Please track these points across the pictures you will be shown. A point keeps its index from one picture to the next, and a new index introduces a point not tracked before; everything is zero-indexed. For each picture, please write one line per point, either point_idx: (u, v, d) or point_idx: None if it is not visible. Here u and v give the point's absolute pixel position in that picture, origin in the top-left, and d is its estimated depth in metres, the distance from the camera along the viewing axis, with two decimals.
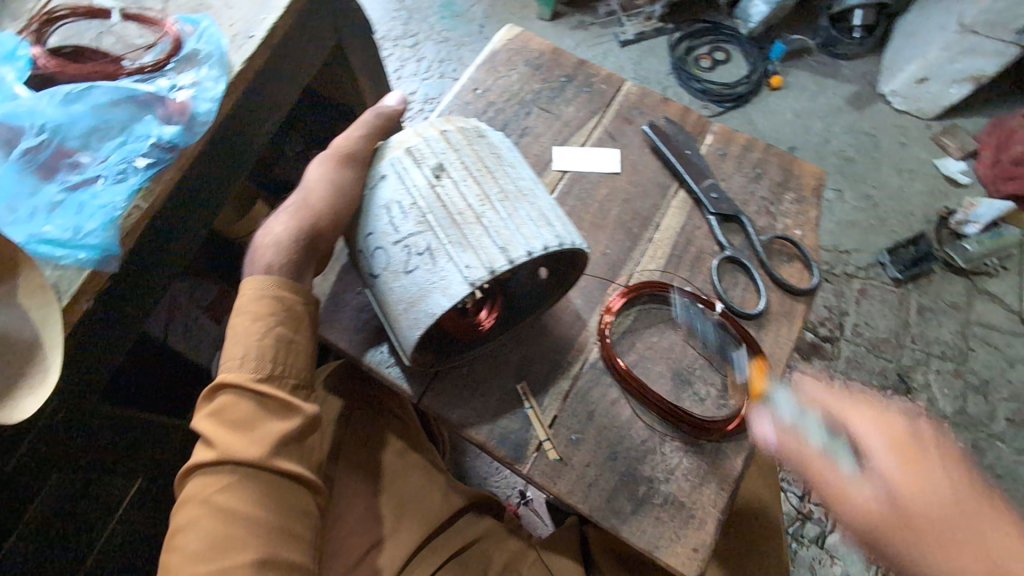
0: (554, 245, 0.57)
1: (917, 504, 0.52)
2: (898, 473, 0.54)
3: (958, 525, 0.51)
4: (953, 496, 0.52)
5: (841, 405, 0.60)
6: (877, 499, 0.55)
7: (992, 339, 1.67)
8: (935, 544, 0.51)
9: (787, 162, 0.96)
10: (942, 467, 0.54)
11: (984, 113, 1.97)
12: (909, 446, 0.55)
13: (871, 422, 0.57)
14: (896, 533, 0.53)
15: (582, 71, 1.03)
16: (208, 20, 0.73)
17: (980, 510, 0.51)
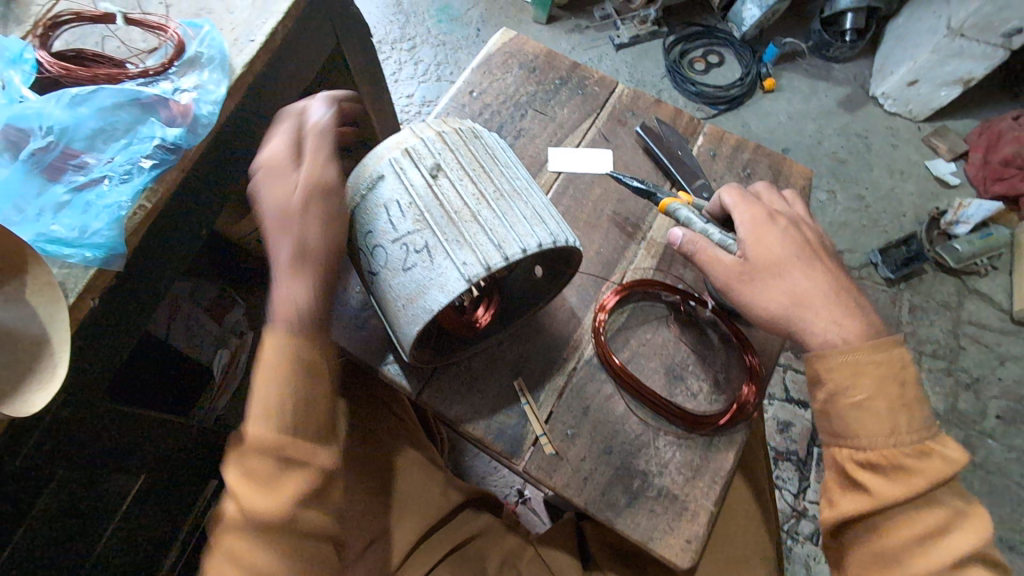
0: (548, 243, 0.59)
1: (757, 257, 0.74)
2: (754, 238, 0.75)
3: (781, 268, 0.73)
4: (784, 256, 0.73)
5: (736, 197, 0.79)
6: (735, 260, 0.75)
7: (982, 338, 1.70)
8: (763, 285, 0.73)
9: (778, 162, 0.98)
10: (784, 239, 0.75)
11: (972, 115, 2.00)
12: (765, 224, 0.76)
13: (749, 209, 0.77)
14: (738, 275, 0.74)
15: (576, 74, 1.05)
16: (209, 25, 0.75)
17: (798, 265, 0.73)
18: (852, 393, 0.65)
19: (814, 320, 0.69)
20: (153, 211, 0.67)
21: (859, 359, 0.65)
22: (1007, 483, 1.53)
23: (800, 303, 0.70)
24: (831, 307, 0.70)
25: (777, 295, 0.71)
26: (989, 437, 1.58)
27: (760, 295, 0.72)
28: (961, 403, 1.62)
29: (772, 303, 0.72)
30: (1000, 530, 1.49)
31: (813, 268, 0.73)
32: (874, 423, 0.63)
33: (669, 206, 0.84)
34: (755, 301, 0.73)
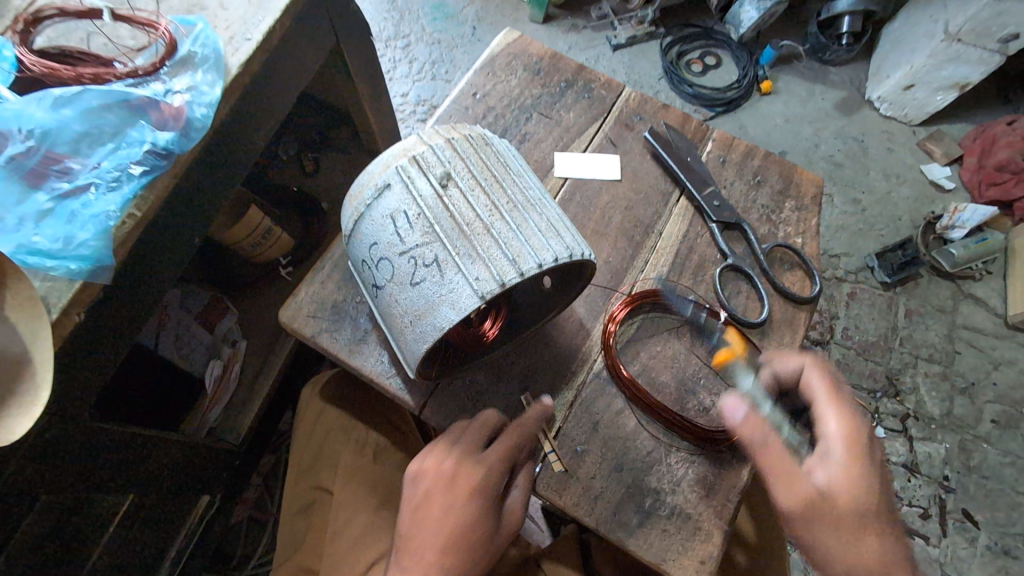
0: (564, 257, 0.56)
1: (845, 494, 0.62)
2: (844, 468, 0.63)
3: (863, 521, 0.61)
4: (874, 499, 0.62)
5: (825, 394, 0.68)
6: (813, 489, 0.62)
7: (978, 342, 1.70)
8: (838, 534, 0.61)
9: (787, 170, 0.96)
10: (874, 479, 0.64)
11: (967, 120, 2.01)
12: (858, 453, 0.64)
13: (842, 418, 0.66)
14: (815, 506, 0.61)
15: (582, 77, 1.02)
16: (202, 23, 0.71)
17: (883, 512, 0.63)
18: None
19: None
20: (144, 220, 0.64)
21: None
22: (1002, 488, 1.53)
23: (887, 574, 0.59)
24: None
25: (859, 552, 0.60)
26: (984, 442, 1.58)
27: (839, 548, 0.60)
28: (957, 407, 1.61)
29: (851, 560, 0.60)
30: (994, 535, 1.49)
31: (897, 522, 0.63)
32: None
33: (725, 362, 0.79)
34: (830, 546, 0.61)
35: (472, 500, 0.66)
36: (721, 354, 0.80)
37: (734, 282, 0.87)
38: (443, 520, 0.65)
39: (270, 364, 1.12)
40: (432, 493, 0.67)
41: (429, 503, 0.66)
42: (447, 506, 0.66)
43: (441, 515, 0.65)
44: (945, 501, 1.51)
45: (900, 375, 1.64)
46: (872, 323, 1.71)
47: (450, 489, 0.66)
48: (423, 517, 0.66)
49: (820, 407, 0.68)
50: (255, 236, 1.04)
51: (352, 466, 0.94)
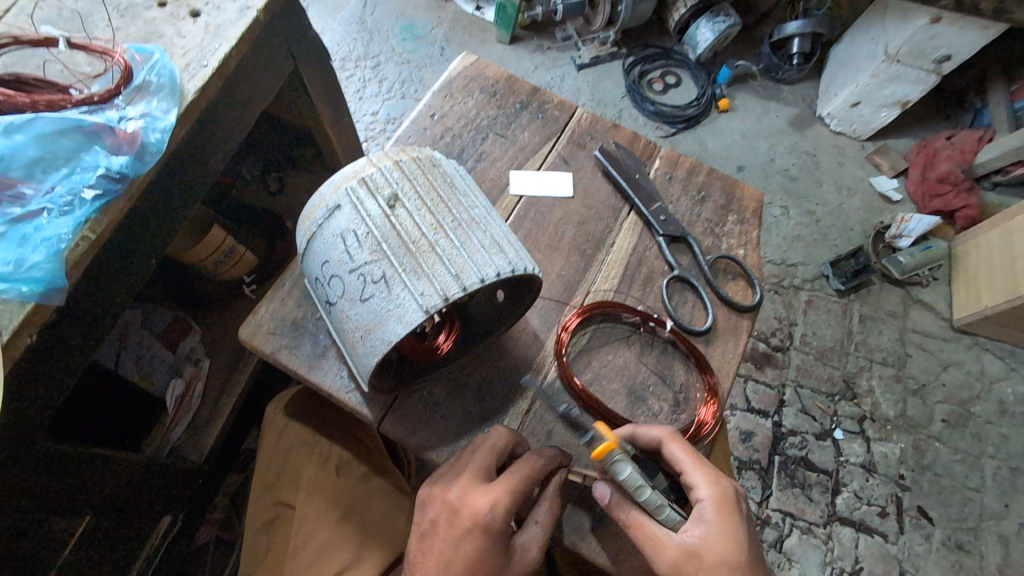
0: (506, 272, 0.59)
1: (713, 556, 0.64)
2: (712, 524, 0.66)
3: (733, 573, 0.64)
4: (741, 557, 0.65)
5: (690, 458, 0.69)
6: (679, 548, 0.64)
7: (927, 345, 1.79)
8: None
9: (730, 185, 1.02)
10: (741, 531, 0.66)
11: (910, 134, 2.12)
12: (727, 508, 0.67)
13: (711, 478, 0.68)
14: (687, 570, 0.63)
15: (536, 98, 1.07)
16: (159, 51, 0.74)
17: (750, 565, 0.65)
18: None
19: None
20: (98, 241, 0.65)
21: None
22: (953, 484, 1.60)
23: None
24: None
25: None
26: (936, 441, 1.65)
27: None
28: (910, 408, 1.69)
29: None
30: (949, 531, 1.55)
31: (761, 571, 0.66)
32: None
33: (606, 455, 0.66)
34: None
35: (470, 536, 0.66)
36: (600, 448, 0.66)
37: (680, 292, 0.92)
38: (443, 550, 0.67)
39: (235, 381, 1.12)
40: (437, 521, 0.68)
41: (433, 533, 0.68)
42: (450, 537, 0.67)
43: (444, 545, 0.67)
44: (901, 499, 1.57)
45: (855, 378, 1.72)
46: (827, 329, 1.78)
47: (453, 521, 0.67)
48: (430, 537, 0.68)
49: (690, 470, 0.69)
50: (218, 254, 1.05)
51: (315, 481, 0.94)
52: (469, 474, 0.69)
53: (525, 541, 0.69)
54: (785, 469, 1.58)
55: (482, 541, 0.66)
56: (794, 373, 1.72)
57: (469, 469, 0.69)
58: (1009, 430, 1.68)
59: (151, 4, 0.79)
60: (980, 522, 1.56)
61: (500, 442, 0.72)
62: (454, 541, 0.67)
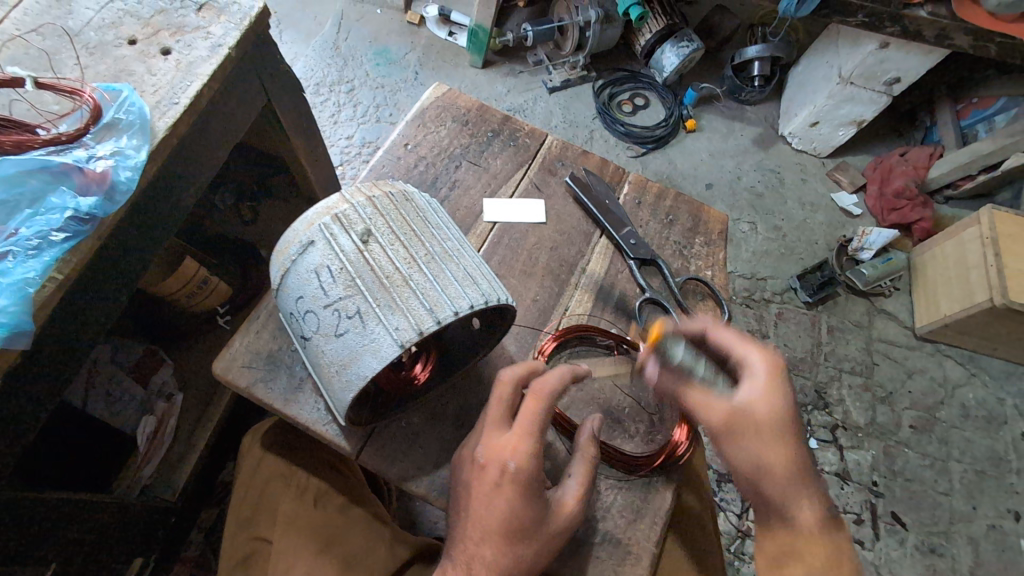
0: (479, 304, 0.60)
1: (761, 411, 0.68)
2: (765, 385, 0.69)
3: (784, 426, 0.67)
4: (793, 413, 0.68)
5: (739, 339, 0.75)
6: (729, 405, 0.69)
7: (892, 354, 1.85)
8: (758, 442, 0.66)
9: (696, 208, 1.06)
10: (792, 394, 0.70)
11: (868, 151, 2.21)
12: (779, 374, 0.71)
13: (765, 353, 0.72)
14: (729, 420, 0.68)
15: (507, 126, 1.09)
16: (128, 90, 0.73)
17: (798, 427, 0.68)
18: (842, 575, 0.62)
19: (804, 507, 0.64)
20: (65, 282, 0.64)
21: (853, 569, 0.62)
22: (923, 489, 1.65)
23: (795, 466, 0.66)
24: (818, 486, 0.66)
25: (773, 454, 0.66)
26: (905, 447, 1.70)
27: (756, 444, 0.66)
28: (879, 415, 1.74)
29: (773, 462, 0.65)
30: (922, 535, 1.59)
31: (808, 430, 0.69)
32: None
33: (658, 338, 0.75)
34: (747, 450, 0.66)
35: (505, 485, 0.66)
36: (653, 333, 0.76)
37: (653, 313, 0.94)
38: (477, 510, 0.67)
39: (208, 416, 1.10)
40: (468, 483, 0.68)
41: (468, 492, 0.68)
42: (482, 495, 0.67)
43: (479, 504, 0.67)
44: (875, 505, 1.61)
45: (826, 388, 1.77)
46: (798, 340, 1.83)
47: (481, 477, 0.67)
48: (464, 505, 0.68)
49: (743, 346, 0.74)
50: (191, 285, 1.03)
51: (293, 513, 0.93)
52: (491, 425, 0.70)
53: (564, 491, 0.70)
54: None
55: (514, 489, 0.66)
56: None
57: (490, 413, 0.71)
58: (972, 434, 1.74)
59: (122, 42, 0.80)
60: (950, 525, 1.61)
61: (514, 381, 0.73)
62: (486, 498, 0.67)
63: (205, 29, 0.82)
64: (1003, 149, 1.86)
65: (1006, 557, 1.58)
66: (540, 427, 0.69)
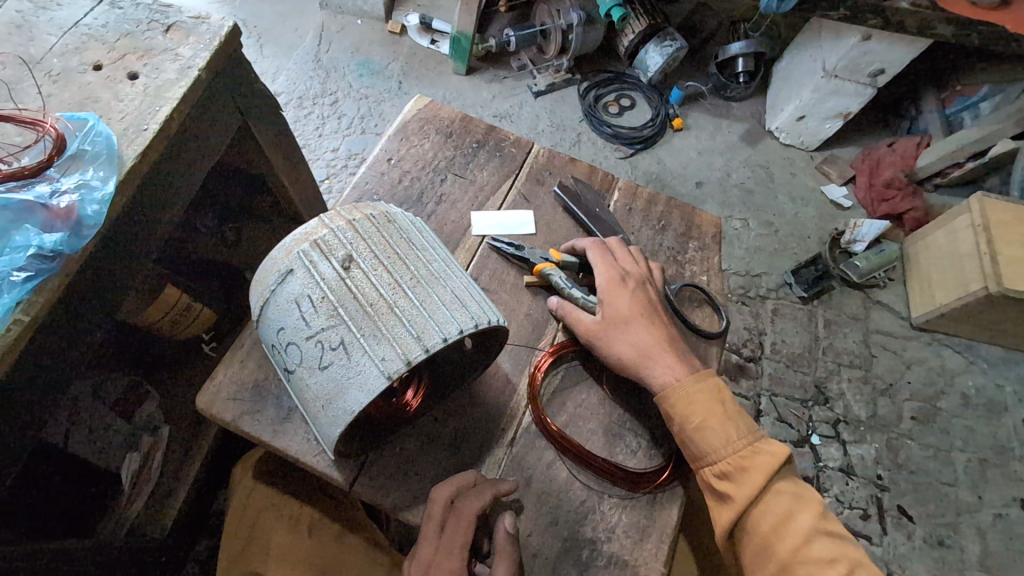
0: (470, 327, 0.58)
1: (611, 318, 0.82)
2: (608, 296, 0.83)
3: (625, 322, 0.81)
4: (632, 310, 0.82)
5: (595, 257, 0.87)
6: (588, 320, 0.83)
7: (890, 345, 1.84)
8: (612, 341, 0.80)
9: (688, 213, 1.04)
10: (631, 296, 0.83)
11: (856, 143, 2.21)
12: (616, 282, 0.84)
13: (603, 266, 0.85)
14: (595, 333, 0.82)
15: (492, 137, 1.07)
16: (94, 118, 0.70)
17: (645, 319, 0.82)
18: (693, 420, 0.75)
19: (655, 375, 0.78)
20: (32, 325, 0.61)
21: (711, 406, 0.75)
22: (928, 481, 1.63)
23: (644, 351, 0.79)
24: (670, 349, 0.80)
25: (620, 347, 0.80)
26: (907, 438, 1.68)
27: (616, 343, 0.80)
28: (880, 408, 1.72)
29: (621, 355, 0.79)
30: (929, 527, 1.57)
31: (652, 318, 0.82)
32: (716, 439, 0.74)
33: (541, 270, 0.87)
34: (608, 351, 0.80)
35: None
36: (537, 267, 0.88)
37: None
38: None
39: (196, 448, 1.07)
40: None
41: None
42: None
43: None
44: (881, 499, 1.59)
45: (826, 382, 1.75)
46: (795, 336, 1.82)
47: None
48: None
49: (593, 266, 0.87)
50: (172, 314, 0.99)
51: (286, 546, 0.89)
52: (452, 520, 0.68)
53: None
54: None
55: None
56: (767, 382, 1.74)
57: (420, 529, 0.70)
58: (974, 422, 1.73)
59: (87, 68, 0.77)
60: (957, 516, 1.59)
61: (453, 485, 0.71)
62: None
63: (173, 51, 0.79)
64: (989, 135, 1.86)
65: (1015, 546, 1.56)
66: (463, 543, 0.68)
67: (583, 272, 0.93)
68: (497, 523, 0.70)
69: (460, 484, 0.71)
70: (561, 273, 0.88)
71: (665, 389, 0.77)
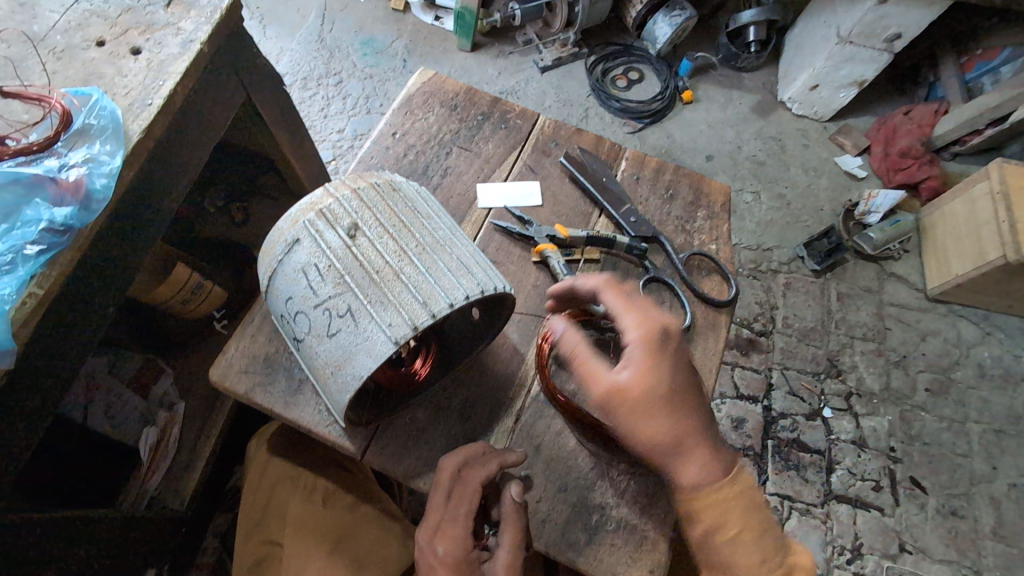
0: (476, 293, 0.58)
1: (642, 388, 0.68)
2: (641, 363, 0.69)
3: (660, 402, 0.68)
4: (668, 386, 0.69)
5: (621, 303, 0.73)
6: (610, 384, 0.69)
7: (905, 317, 1.81)
8: (640, 419, 0.68)
9: (697, 181, 1.02)
10: (670, 367, 0.69)
11: (871, 111, 2.15)
12: (653, 347, 0.70)
13: (639, 320, 0.71)
14: (617, 403, 0.68)
15: (497, 109, 1.06)
16: (98, 93, 0.71)
17: (682, 397, 0.69)
18: (725, 529, 0.67)
19: (687, 468, 0.68)
20: (46, 298, 0.62)
21: (746, 515, 0.67)
22: (941, 452, 1.62)
23: (674, 437, 0.68)
24: (702, 436, 0.69)
25: (648, 427, 0.68)
26: (922, 410, 1.67)
27: (641, 422, 0.68)
28: (893, 380, 1.71)
29: (648, 437, 0.68)
30: (942, 498, 1.56)
31: (690, 395, 0.70)
32: (751, 557, 0.66)
33: (542, 251, 0.88)
34: (629, 425, 0.68)
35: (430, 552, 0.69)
36: (539, 246, 0.89)
37: (657, 292, 0.92)
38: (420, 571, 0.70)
39: (211, 422, 1.10)
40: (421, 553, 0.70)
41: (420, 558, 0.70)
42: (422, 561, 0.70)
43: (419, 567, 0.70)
44: (893, 471, 1.59)
45: (839, 356, 1.74)
46: (808, 309, 1.80)
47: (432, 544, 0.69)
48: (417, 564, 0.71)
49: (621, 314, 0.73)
50: (184, 292, 1.00)
51: (304, 515, 0.91)
52: (462, 488, 0.69)
53: (494, 562, 0.69)
54: (780, 452, 1.58)
55: (447, 567, 0.68)
56: (779, 356, 1.73)
57: (429, 495, 0.72)
58: (990, 393, 1.71)
59: (90, 44, 0.77)
60: (971, 487, 1.58)
61: (462, 454, 0.71)
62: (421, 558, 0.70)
63: (175, 25, 0.79)
64: (1010, 99, 1.81)
65: None
66: (469, 510, 0.70)
67: (589, 243, 0.92)
68: (504, 493, 0.71)
69: (467, 455, 0.71)
70: (559, 256, 0.88)
71: (695, 491, 0.67)
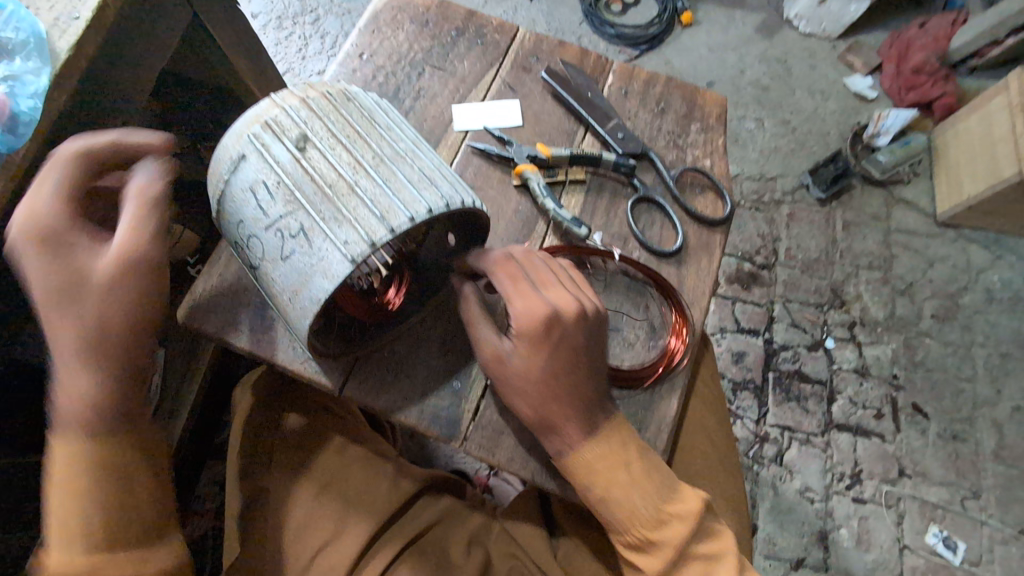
0: (439, 207, 0.53)
1: (515, 369, 0.65)
2: (519, 346, 0.65)
3: (535, 385, 0.65)
4: (545, 368, 0.65)
5: (508, 282, 0.65)
6: (488, 358, 0.66)
7: (913, 243, 1.75)
8: (514, 394, 0.67)
9: (690, 93, 0.94)
10: (550, 351, 0.65)
11: (884, 25, 2.01)
12: (532, 331, 0.64)
13: (523, 302, 0.64)
14: (494, 376, 0.67)
15: (472, 23, 0.97)
16: (14, 4, 0.63)
17: (559, 379, 0.66)
18: (599, 491, 0.68)
19: (566, 441, 0.67)
20: None
21: (617, 475, 0.67)
22: (945, 377, 1.60)
23: (546, 415, 0.67)
24: (580, 417, 0.67)
25: (520, 402, 0.67)
26: (927, 336, 1.64)
27: (514, 397, 0.67)
28: (898, 307, 1.67)
29: (521, 410, 0.67)
30: (944, 422, 1.55)
31: (571, 378, 0.66)
32: (624, 515, 0.67)
33: (521, 172, 0.83)
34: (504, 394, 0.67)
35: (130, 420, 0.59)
36: (518, 167, 0.84)
37: (647, 213, 0.86)
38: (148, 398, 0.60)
39: (195, 371, 1.07)
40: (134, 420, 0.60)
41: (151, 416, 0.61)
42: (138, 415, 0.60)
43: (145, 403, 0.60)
44: (896, 398, 1.57)
45: (843, 286, 1.69)
46: (812, 240, 1.74)
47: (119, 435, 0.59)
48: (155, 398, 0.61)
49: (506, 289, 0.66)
50: None
51: (289, 457, 0.89)
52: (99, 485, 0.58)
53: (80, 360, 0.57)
54: (780, 384, 1.56)
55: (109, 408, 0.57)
56: (781, 289, 1.68)
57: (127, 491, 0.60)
58: (998, 317, 1.67)
59: None
60: (974, 411, 1.57)
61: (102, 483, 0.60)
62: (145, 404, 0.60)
63: None
64: None
65: None
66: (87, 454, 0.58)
67: (573, 162, 0.86)
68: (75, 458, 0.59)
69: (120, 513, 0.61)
70: (539, 176, 0.83)
71: (569, 459, 0.68)
